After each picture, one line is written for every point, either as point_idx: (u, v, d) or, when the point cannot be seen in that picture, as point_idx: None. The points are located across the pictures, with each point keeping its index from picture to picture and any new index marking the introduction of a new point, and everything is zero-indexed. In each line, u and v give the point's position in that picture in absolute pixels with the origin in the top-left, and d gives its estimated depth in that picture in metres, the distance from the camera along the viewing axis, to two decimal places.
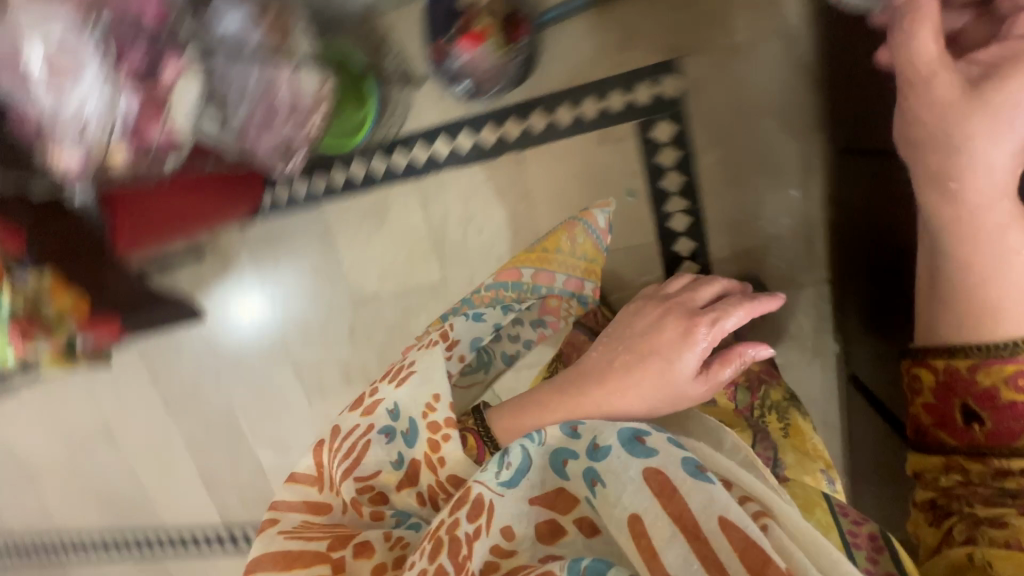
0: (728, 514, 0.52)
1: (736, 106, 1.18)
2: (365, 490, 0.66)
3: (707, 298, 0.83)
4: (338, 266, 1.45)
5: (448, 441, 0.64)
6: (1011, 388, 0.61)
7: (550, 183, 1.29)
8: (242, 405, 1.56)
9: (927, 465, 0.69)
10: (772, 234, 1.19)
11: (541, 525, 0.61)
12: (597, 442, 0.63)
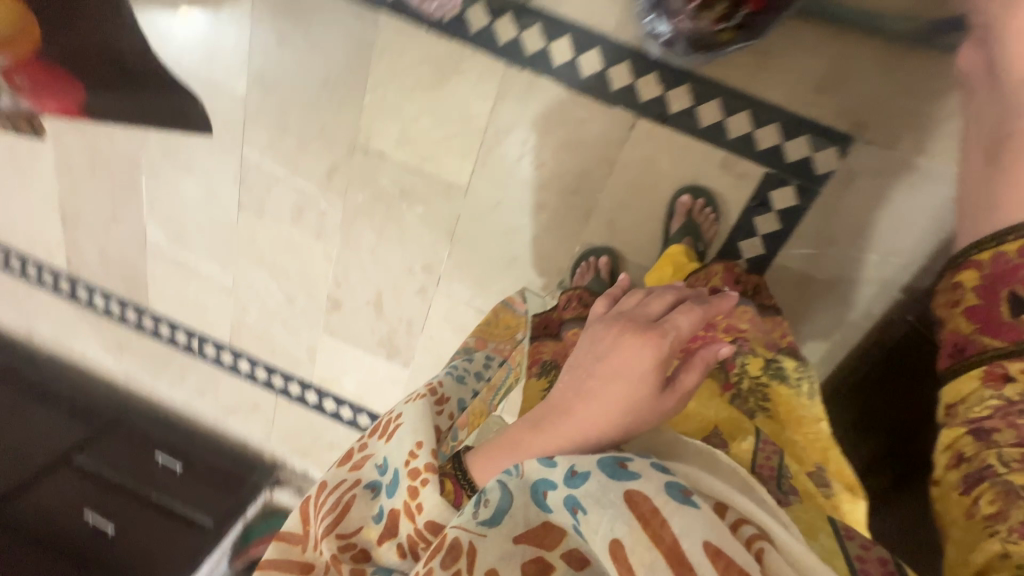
0: (718, 544, 0.42)
1: (854, 216, 1.00)
2: (350, 542, 0.54)
3: (665, 305, 0.61)
4: (350, 97, 1.13)
5: (425, 487, 0.54)
6: None
7: (641, 153, 1.04)
8: (230, 239, 1.39)
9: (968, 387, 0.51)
10: (817, 331, 1.10)
11: (533, 562, 0.49)
12: (576, 467, 0.50)
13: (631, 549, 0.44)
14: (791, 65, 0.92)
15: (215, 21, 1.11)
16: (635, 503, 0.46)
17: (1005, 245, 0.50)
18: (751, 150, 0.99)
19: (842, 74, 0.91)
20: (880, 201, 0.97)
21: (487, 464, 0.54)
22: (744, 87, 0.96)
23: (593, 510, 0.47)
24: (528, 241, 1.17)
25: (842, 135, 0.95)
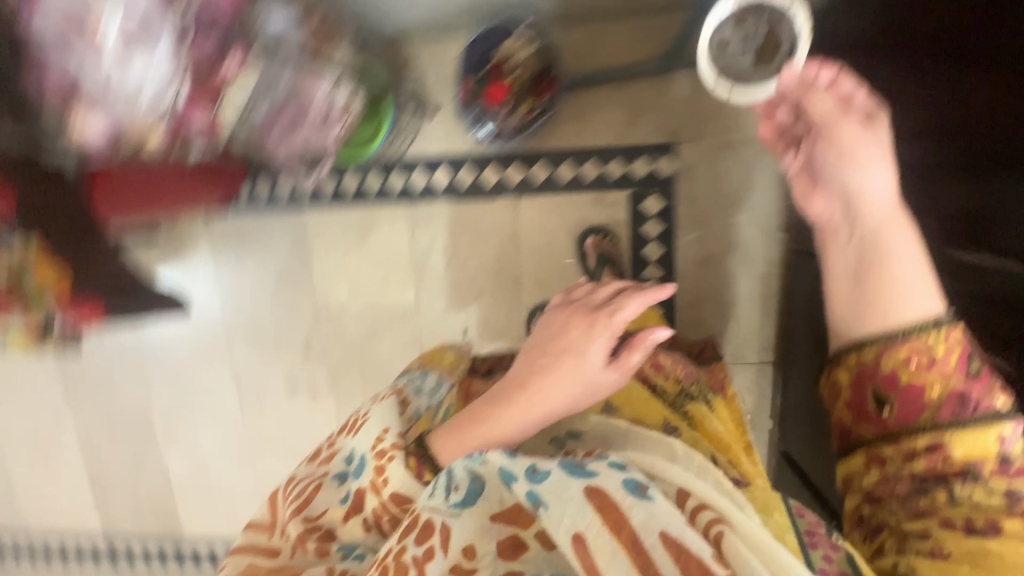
0: (671, 530, 0.53)
1: (714, 200, 1.22)
2: (318, 526, 0.65)
3: (608, 297, 0.76)
4: (304, 275, 1.37)
5: (387, 471, 0.65)
6: (909, 369, 0.60)
7: (534, 222, 1.28)
8: (239, 436, 1.52)
9: (964, 444, 0.58)
10: (741, 297, 1.27)
11: (510, 544, 0.59)
12: (536, 465, 0.60)
13: (597, 544, 0.54)
14: (604, 120, 1.20)
15: (190, 267, 1.39)
16: (599, 498, 0.56)
17: (894, 353, 0.60)
18: (607, 185, 1.24)
19: (644, 110, 1.19)
20: (721, 178, 1.21)
21: (455, 443, 0.65)
22: (578, 145, 1.22)
23: (555, 505, 0.56)
24: (481, 327, 1.35)
25: (663, 146, 1.21)
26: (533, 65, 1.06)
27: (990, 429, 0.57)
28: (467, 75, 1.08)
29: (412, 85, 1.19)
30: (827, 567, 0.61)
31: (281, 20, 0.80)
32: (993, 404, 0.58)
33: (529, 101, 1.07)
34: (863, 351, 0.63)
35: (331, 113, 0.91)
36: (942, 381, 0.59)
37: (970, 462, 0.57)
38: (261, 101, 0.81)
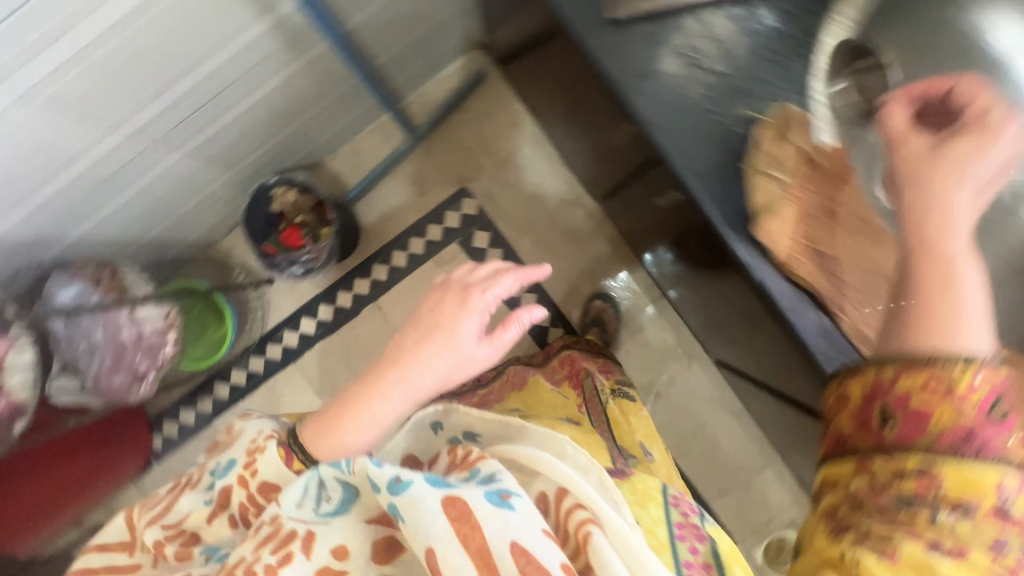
0: (523, 543, 0.41)
1: (524, 204, 1.37)
2: (171, 543, 0.52)
3: (488, 270, 0.61)
4: None
5: (263, 475, 0.52)
6: (954, 395, 0.38)
7: (402, 309, 1.34)
8: None
9: (969, 479, 0.37)
10: (601, 263, 1.35)
11: (375, 550, 0.46)
12: (400, 473, 0.44)
13: (443, 557, 0.41)
14: (402, 203, 1.37)
15: None
16: (452, 508, 0.42)
17: (931, 371, 0.39)
18: (441, 245, 1.37)
19: (428, 179, 1.37)
20: (514, 186, 1.37)
21: (308, 438, 0.54)
22: (396, 231, 1.37)
23: (410, 518, 0.43)
24: None
25: (457, 194, 1.37)
26: (305, 204, 1.19)
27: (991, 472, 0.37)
28: (261, 242, 1.17)
29: (239, 271, 1.33)
30: (692, 559, 0.61)
31: (69, 292, 0.98)
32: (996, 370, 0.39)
33: (318, 234, 1.20)
34: (893, 362, 0.41)
35: (145, 339, 1.06)
36: (955, 423, 0.38)
37: (994, 492, 0.36)
38: (87, 360, 1.02)
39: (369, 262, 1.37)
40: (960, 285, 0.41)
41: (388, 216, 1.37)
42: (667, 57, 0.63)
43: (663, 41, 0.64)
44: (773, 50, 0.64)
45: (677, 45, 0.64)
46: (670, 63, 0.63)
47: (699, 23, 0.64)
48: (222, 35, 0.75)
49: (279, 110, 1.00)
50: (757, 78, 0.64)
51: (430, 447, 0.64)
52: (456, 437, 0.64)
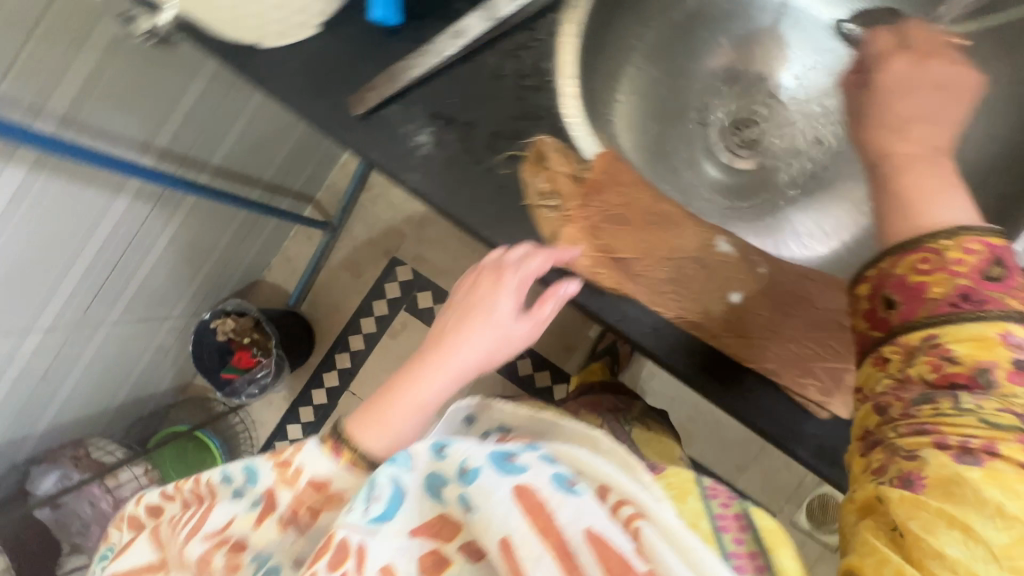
0: (599, 530, 0.35)
1: (454, 253, 1.39)
2: (210, 558, 0.41)
3: (520, 250, 0.53)
4: None
5: (328, 480, 0.45)
6: (931, 267, 0.42)
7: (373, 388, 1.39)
8: None
9: (976, 342, 0.40)
10: None
11: (421, 562, 0.38)
12: (467, 462, 0.39)
13: (523, 547, 0.35)
14: (343, 290, 1.43)
15: None
16: (525, 498, 0.37)
17: (911, 253, 0.43)
18: (390, 317, 1.41)
19: (359, 260, 1.42)
20: (440, 240, 1.40)
21: (373, 423, 0.49)
22: (346, 318, 1.43)
23: (481, 513, 0.37)
24: None
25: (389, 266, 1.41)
26: (246, 326, 1.25)
27: (990, 332, 0.40)
28: (214, 374, 1.24)
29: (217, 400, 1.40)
30: (738, 550, 0.56)
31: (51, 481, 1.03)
32: (976, 247, 0.41)
33: (264, 353, 1.27)
34: (887, 250, 0.44)
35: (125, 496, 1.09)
36: (952, 283, 0.41)
37: (984, 368, 0.39)
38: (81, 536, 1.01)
39: (330, 354, 1.42)
40: (930, 168, 0.45)
41: (334, 306, 1.43)
42: (416, 134, 0.57)
43: (405, 117, 0.57)
44: (517, 79, 0.57)
45: (422, 115, 0.57)
46: (421, 141, 0.57)
47: (434, 84, 0.57)
48: (87, 220, 0.82)
49: (180, 263, 1.09)
50: (511, 116, 0.57)
51: (467, 433, 0.56)
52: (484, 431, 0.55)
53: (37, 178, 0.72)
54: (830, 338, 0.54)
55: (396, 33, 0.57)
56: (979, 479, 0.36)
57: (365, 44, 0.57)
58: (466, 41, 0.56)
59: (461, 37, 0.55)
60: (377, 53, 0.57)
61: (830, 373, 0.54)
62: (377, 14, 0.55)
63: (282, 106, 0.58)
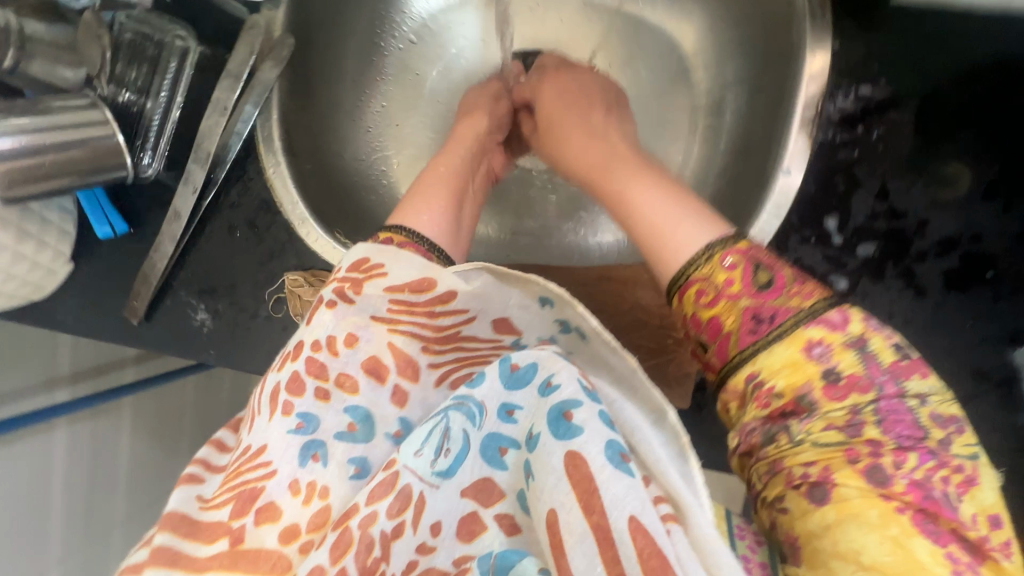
0: (646, 522, 0.29)
1: None
2: (286, 382, 0.36)
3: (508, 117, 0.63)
4: None
5: (383, 266, 0.39)
6: (721, 294, 0.36)
7: None
8: None
9: (790, 368, 0.35)
10: None
11: (459, 527, 0.35)
12: (534, 427, 0.35)
13: (568, 525, 0.31)
14: None
15: None
16: (576, 471, 0.31)
17: (687, 290, 0.37)
18: None
19: None
20: None
21: (411, 211, 0.47)
22: None
23: (540, 472, 0.33)
24: None
25: None
26: None
27: (793, 350, 0.35)
28: None
29: None
30: None
31: None
32: (735, 260, 0.37)
33: None
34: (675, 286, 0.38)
35: None
36: (736, 311, 0.36)
37: (803, 393, 0.34)
38: None
39: None
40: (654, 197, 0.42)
41: None
42: (195, 313, 0.59)
43: (179, 302, 0.59)
44: (252, 227, 0.57)
45: (191, 294, 0.59)
46: (202, 318, 0.59)
47: (188, 263, 0.59)
48: (40, 468, 0.89)
49: (160, 448, 1.13)
50: (261, 261, 0.58)
51: (534, 332, 0.39)
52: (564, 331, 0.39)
53: None
54: (638, 338, 0.52)
55: (135, 232, 0.59)
56: (833, 522, 0.32)
57: (116, 257, 0.59)
58: (189, 217, 0.57)
59: (179, 217, 0.56)
60: (129, 259, 0.59)
61: (650, 372, 0.51)
62: (102, 232, 0.58)
63: (88, 338, 0.62)
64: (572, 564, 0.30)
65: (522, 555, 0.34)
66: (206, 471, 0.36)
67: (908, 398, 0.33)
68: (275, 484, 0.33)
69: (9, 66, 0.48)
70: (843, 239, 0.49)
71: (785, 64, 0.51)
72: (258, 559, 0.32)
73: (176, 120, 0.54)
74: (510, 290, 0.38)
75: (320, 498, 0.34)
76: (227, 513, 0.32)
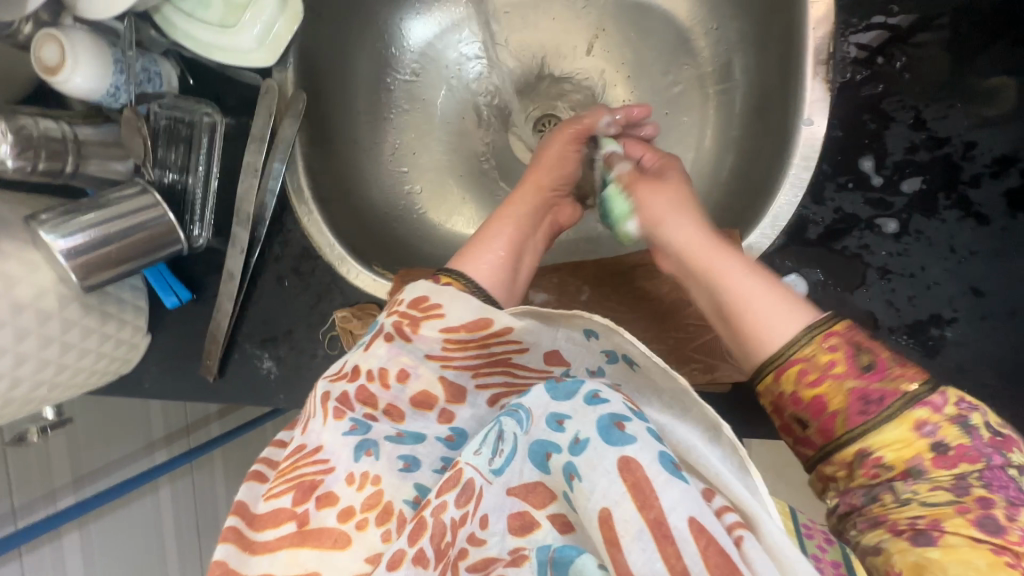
0: (705, 523, 0.27)
1: None
2: (337, 395, 0.36)
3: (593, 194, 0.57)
4: None
5: (441, 307, 0.39)
6: (818, 387, 0.36)
7: None
8: None
9: (900, 442, 0.34)
10: None
11: (510, 520, 0.33)
12: (579, 432, 0.32)
13: (622, 520, 0.29)
14: None
15: None
16: (631, 474, 0.29)
17: (789, 367, 0.36)
18: None
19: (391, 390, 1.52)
20: None
21: (472, 260, 0.49)
22: None
23: (591, 476, 0.30)
24: None
25: None
26: None
27: (905, 430, 0.34)
28: None
29: None
30: None
31: None
32: (835, 341, 0.36)
33: None
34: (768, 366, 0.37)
35: None
36: (841, 391, 0.35)
37: (914, 465, 0.33)
38: None
39: None
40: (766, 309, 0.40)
41: None
42: (260, 361, 0.63)
43: (247, 354, 0.63)
44: (298, 274, 0.61)
45: (256, 345, 0.63)
46: (268, 366, 0.62)
47: (248, 316, 0.63)
48: (150, 525, 0.97)
49: None
50: (312, 304, 0.61)
51: (583, 363, 0.39)
52: (610, 361, 0.39)
53: (88, 528, 0.87)
54: (685, 317, 0.51)
55: (198, 296, 0.64)
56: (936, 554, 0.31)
57: (185, 323, 0.64)
58: (242, 274, 0.61)
59: (233, 277, 0.60)
60: (198, 321, 0.64)
61: (706, 350, 0.50)
62: (172, 300, 0.62)
63: (174, 399, 0.67)
64: (630, 560, 0.28)
65: (579, 551, 0.31)
66: (270, 467, 0.37)
67: (1010, 467, 0.33)
68: (333, 478, 0.34)
69: (71, 171, 0.53)
70: (884, 178, 0.46)
71: (791, 11, 0.50)
72: (320, 540, 0.32)
73: (215, 189, 0.59)
74: (557, 327, 0.40)
75: (373, 484, 0.34)
76: (288, 502, 0.33)
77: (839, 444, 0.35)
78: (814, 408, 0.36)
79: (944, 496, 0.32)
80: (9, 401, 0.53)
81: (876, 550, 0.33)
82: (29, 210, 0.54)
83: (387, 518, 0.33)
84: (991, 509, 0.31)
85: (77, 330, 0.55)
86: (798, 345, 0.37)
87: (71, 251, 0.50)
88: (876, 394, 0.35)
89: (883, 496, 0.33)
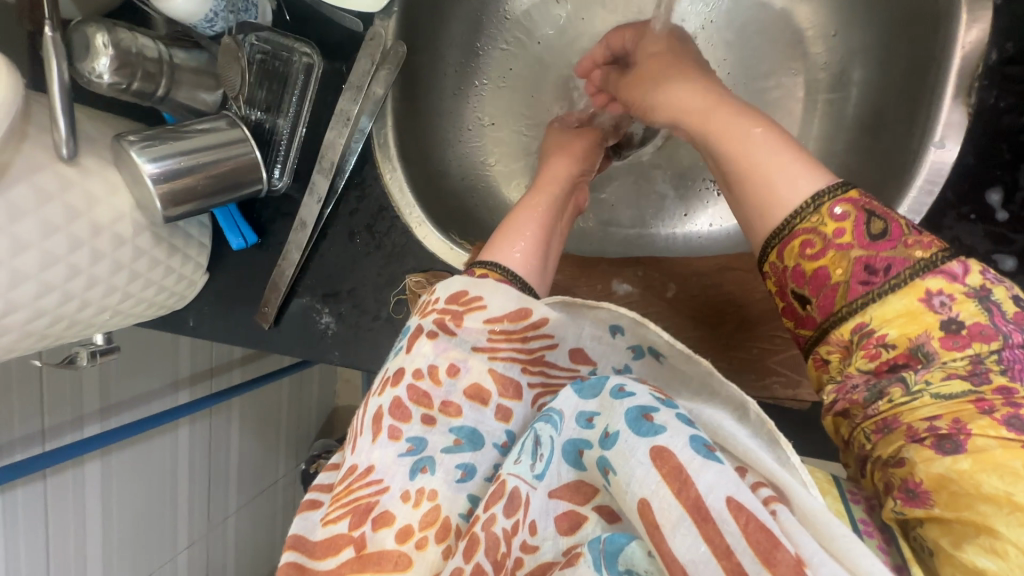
0: (743, 500, 0.24)
1: None
2: (389, 408, 0.34)
3: None
4: None
5: (481, 299, 0.37)
6: (830, 232, 0.34)
7: None
8: None
9: (905, 317, 0.32)
10: None
11: (558, 523, 0.29)
12: (607, 426, 0.29)
13: (660, 509, 0.25)
14: None
15: None
16: (664, 462, 0.26)
17: (791, 241, 0.35)
18: None
19: None
20: None
21: (504, 245, 0.46)
22: None
23: (619, 471, 0.27)
24: None
25: None
26: None
27: (913, 300, 0.32)
28: None
29: None
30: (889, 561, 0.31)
31: None
32: (844, 208, 0.34)
33: None
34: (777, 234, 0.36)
35: None
36: (843, 260, 0.34)
37: (920, 344, 0.32)
38: None
39: None
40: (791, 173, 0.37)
41: None
42: (319, 316, 0.61)
43: (305, 307, 0.62)
44: (371, 231, 0.60)
45: (317, 299, 0.61)
46: (326, 322, 0.61)
47: (312, 269, 0.61)
48: (166, 462, 0.96)
49: (262, 443, 1.19)
50: (382, 265, 0.60)
51: (608, 363, 0.36)
52: (637, 356, 0.36)
53: (110, 458, 0.87)
54: (770, 330, 0.50)
55: (263, 242, 0.62)
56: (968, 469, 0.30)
57: (246, 267, 0.63)
58: (313, 225, 0.59)
59: (305, 225, 0.58)
60: (261, 267, 0.63)
61: (789, 364, 0.49)
62: (238, 242, 0.60)
63: (222, 342, 0.66)
64: (673, 549, 0.25)
65: (629, 537, 0.27)
66: (322, 491, 0.35)
67: None
68: (388, 495, 0.31)
69: (162, 94, 0.52)
70: (1010, 213, 0.45)
71: (935, 27, 0.48)
72: (381, 566, 0.29)
73: (300, 138, 0.57)
74: (580, 323, 0.37)
75: (429, 500, 0.31)
76: (346, 526, 0.31)
77: (837, 320, 0.34)
78: (816, 281, 0.35)
79: (962, 386, 0.31)
80: (72, 323, 0.52)
81: (898, 461, 0.32)
82: (114, 131, 0.52)
83: (447, 535, 0.31)
84: (1011, 399, 0.30)
85: (145, 260, 0.54)
86: (803, 214, 0.35)
87: (159, 176, 0.48)
88: (881, 261, 0.33)
89: (892, 391, 0.32)
